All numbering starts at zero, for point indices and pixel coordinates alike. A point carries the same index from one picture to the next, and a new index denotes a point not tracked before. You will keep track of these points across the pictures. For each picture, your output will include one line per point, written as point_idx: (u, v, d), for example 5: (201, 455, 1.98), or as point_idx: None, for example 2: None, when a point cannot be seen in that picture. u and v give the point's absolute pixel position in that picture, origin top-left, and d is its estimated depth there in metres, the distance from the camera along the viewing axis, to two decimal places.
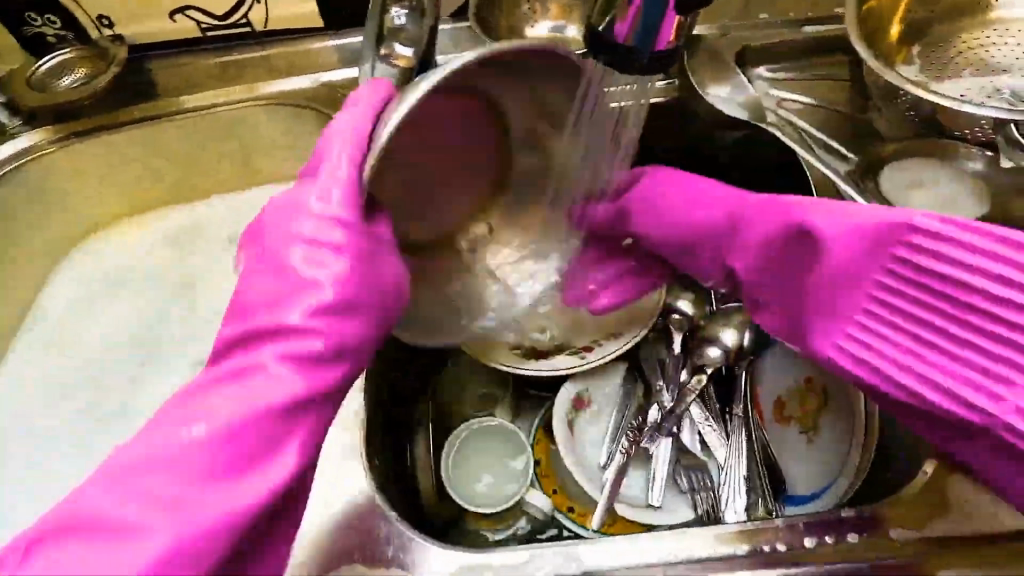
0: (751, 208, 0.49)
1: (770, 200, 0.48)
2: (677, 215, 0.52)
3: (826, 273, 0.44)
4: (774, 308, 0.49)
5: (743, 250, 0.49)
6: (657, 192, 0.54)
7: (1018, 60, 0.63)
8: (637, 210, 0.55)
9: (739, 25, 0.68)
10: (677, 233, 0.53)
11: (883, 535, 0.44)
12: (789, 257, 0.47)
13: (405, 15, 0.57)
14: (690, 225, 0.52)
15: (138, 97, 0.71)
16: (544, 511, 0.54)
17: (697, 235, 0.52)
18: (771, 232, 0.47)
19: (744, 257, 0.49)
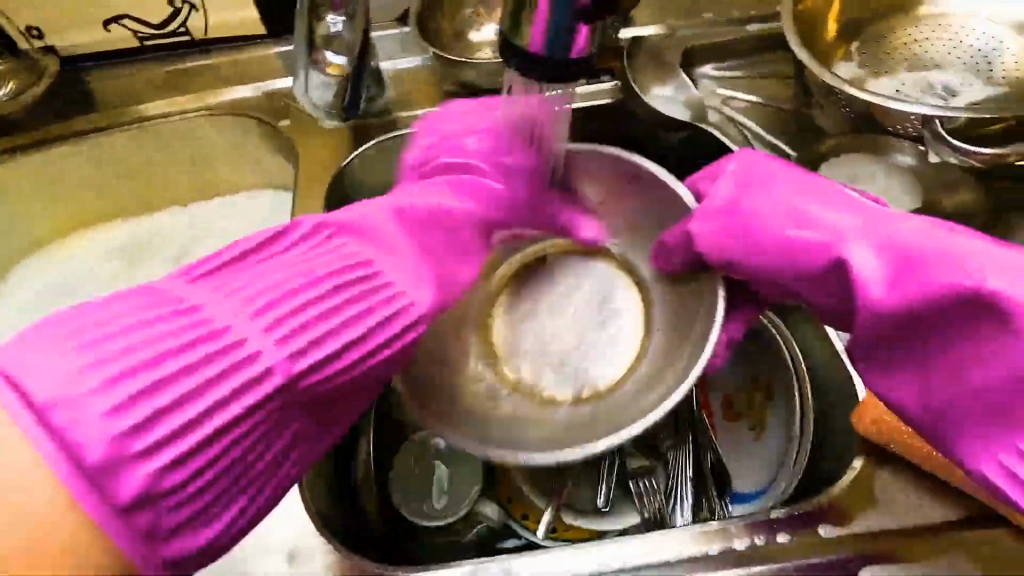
0: (911, 256, 0.40)
1: (929, 243, 0.40)
2: (789, 244, 0.44)
3: (1001, 349, 0.37)
4: (903, 373, 0.41)
5: (893, 300, 0.40)
6: (757, 203, 0.46)
7: (949, 56, 0.64)
8: (742, 220, 0.46)
9: (687, 22, 0.69)
10: (784, 264, 0.44)
11: (814, 531, 0.43)
12: (947, 328, 0.39)
13: (341, 23, 0.55)
14: (810, 257, 0.43)
15: (72, 108, 0.69)
16: (496, 520, 0.53)
17: (807, 262, 0.43)
18: (929, 286, 0.39)
19: (889, 308, 0.40)
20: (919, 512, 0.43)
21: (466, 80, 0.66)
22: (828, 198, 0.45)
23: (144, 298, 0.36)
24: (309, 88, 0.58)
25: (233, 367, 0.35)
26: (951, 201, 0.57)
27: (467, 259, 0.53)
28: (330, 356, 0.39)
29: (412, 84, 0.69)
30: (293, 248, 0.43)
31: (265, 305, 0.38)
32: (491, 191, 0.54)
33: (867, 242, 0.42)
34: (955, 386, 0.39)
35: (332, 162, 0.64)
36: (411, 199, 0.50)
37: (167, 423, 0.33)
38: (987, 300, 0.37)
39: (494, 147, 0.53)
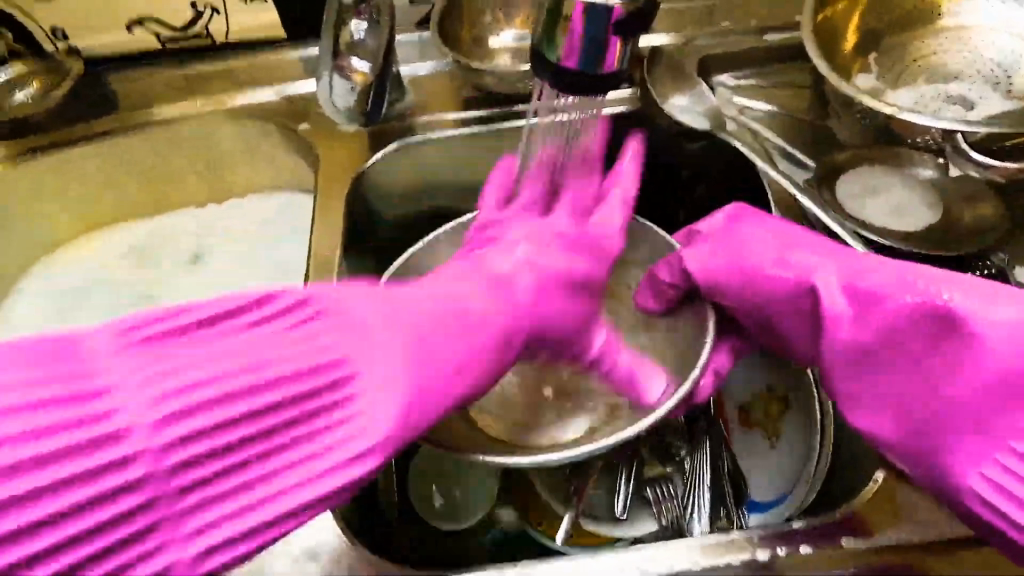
0: (878, 282, 0.42)
1: (893, 271, 0.43)
2: (763, 272, 0.47)
3: (966, 363, 0.39)
4: (880, 400, 0.41)
5: (863, 322, 0.42)
6: (734, 237, 0.49)
7: (967, 69, 0.64)
8: (720, 251, 0.49)
9: (706, 32, 0.69)
10: (765, 294, 0.47)
11: (835, 544, 0.43)
12: (913, 351, 0.41)
13: (364, 29, 0.56)
14: (786, 288, 0.46)
15: (96, 109, 0.70)
16: (513, 523, 0.54)
17: (777, 292, 0.46)
18: (895, 307, 0.41)
19: (857, 328, 0.42)
20: (937, 526, 0.43)
21: (485, 86, 0.67)
22: (796, 236, 0.48)
23: (41, 354, 0.32)
24: (333, 93, 0.58)
25: (117, 465, 0.31)
26: (970, 214, 0.56)
27: (482, 352, 0.44)
28: (223, 477, 0.33)
29: (430, 89, 0.69)
30: (270, 325, 0.38)
31: (174, 391, 0.33)
32: (541, 291, 0.50)
33: (827, 269, 0.44)
34: (927, 402, 0.39)
35: (351, 165, 0.65)
36: (436, 300, 0.44)
37: (73, 491, 0.30)
38: (943, 319, 0.40)
39: (545, 280, 0.50)
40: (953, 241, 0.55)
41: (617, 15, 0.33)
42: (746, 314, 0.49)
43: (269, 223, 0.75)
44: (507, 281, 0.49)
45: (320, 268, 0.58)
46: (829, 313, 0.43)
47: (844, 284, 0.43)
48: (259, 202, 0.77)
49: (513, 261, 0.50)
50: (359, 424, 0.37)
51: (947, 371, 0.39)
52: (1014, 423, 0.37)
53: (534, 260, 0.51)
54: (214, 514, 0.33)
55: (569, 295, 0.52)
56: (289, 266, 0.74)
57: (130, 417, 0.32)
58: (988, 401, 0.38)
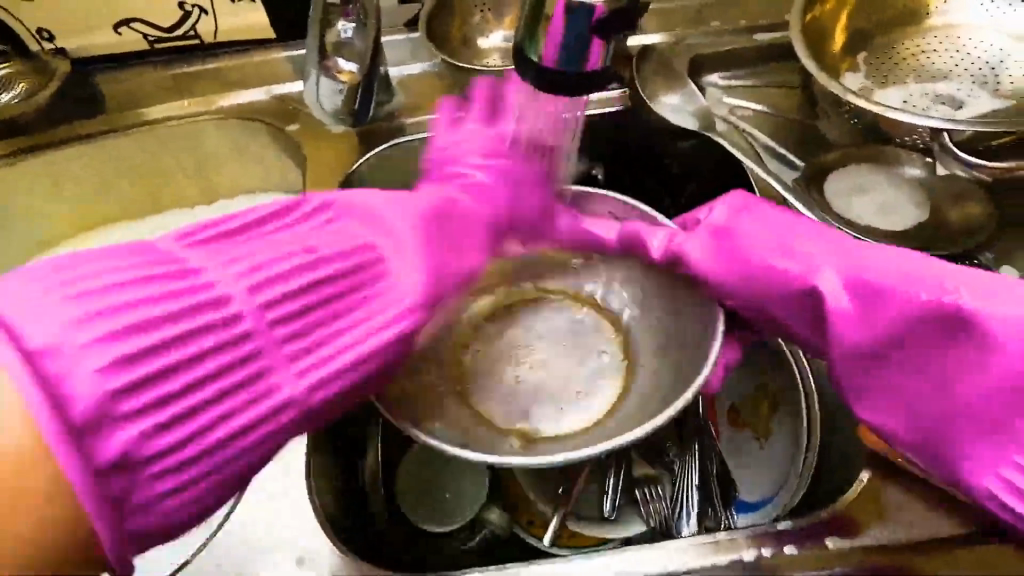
0: (883, 279, 0.41)
1: (903, 266, 0.42)
2: (761, 269, 0.45)
3: (978, 363, 0.38)
4: (886, 397, 0.41)
5: (867, 322, 0.41)
6: (731, 231, 0.47)
7: (955, 68, 0.64)
8: (719, 249, 0.47)
9: (697, 31, 0.69)
10: (767, 291, 0.45)
11: (821, 544, 0.43)
12: (923, 347, 0.40)
13: (352, 29, 0.56)
14: (789, 285, 0.44)
15: (81, 109, 0.69)
16: (503, 525, 0.53)
17: (781, 290, 0.45)
18: (906, 306, 0.40)
19: (863, 328, 0.41)
20: (923, 525, 0.43)
21: (474, 86, 0.66)
22: (795, 226, 0.47)
23: (129, 253, 0.34)
24: (321, 94, 0.58)
25: (219, 325, 0.33)
26: (958, 213, 0.56)
27: (478, 246, 0.46)
28: (314, 349, 0.36)
29: (420, 89, 0.69)
30: (307, 224, 0.41)
31: (267, 280, 0.35)
32: (505, 184, 0.48)
33: (832, 265, 0.43)
34: (936, 402, 0.39)
35: (340, 167, 0.65)
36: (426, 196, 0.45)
37: (158, 360, 0.32)
38: (954, 316, 0.39)
39: (509, 173, 0.49)
40: (940, 240, 0.55)
41: (599, 13, 0.33)
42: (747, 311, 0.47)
43: None
44: (473, 178, 0.48)
45: None
46: (836, 314, 0.42)
47: (849, 279, 0.42)
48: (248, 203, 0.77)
49: (472, 167, 0.49)
50: (391, 297, 0.39)
51: (957, 368, 0.39)
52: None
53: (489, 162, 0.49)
54: (303, 365, 0.35)
55: (537, 186, 0.50)
56: None
57: (222, 292, 0.34)
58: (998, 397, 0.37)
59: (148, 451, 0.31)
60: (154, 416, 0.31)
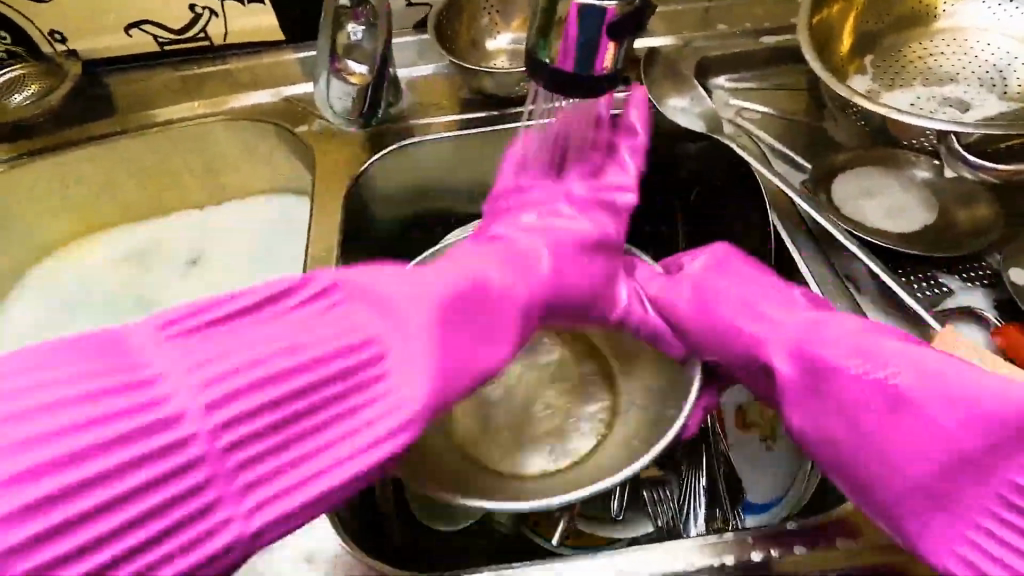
0: (827, 352, 0.43)
1: (852, 346, 0.43)
2: (728, 322, 0.50)
3: (918, 440, 0.38)
4: (837, 475, 0.42)
5: (810, 388, 0.44)
6: (709, 288, 0.52)
7: (963, 71, 0.64)
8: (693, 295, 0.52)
9: (704, 34, 0.69)
10: (726, 344, 0.50)
11: (830, 546, 0.43)
12: (867, 416, 0.41)
13: (362, 32, 0.56)
14: (747, 343, 0.48)
15: (92, 112, 0.70)
16: (508, 523, 0.53)
17: (737, 345, 0.49)
18: (845, 386, 0.42)
19: (807, 407, 0.44)
20: None
21: (483, 88, 0.67)
22: (771, 286, 0.51)
23: (94, 351, 0.34)
24: (332, 96, 0.59)
25: (160, 428, 0.33)
26: (966, 215, 0.56)
27: (508, 333, 0.47)
28: (292, 445, 0.36)
29: (429, 91, 0.69)
30: (299, 308, 0.40)
31: (217, 377, 0.35)
32: (561, 253, 0.52)
33: (788, 328, 0.47)
34: (869, 464, 0.40)
35: (348, 167, 0.65)
36: (480, 275, 0.48)
37: (115, 458, 0.32)
38: (894, 395, 0.40)
39: (574, 250, 0.52)
40: (947, 241, 0.55)
41: (610, 16, 0.34)
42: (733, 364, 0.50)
43: (268, 226, 0.76)
44: (525, 240, 0.52)
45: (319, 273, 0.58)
46: (784, 383, 0.45)
47: (797, 347, 0.46)
48: (259, 204, 0.77)
49: (527, 233, 0.53)
50: (389, 407, 0.39)
51: (895, 441, 0.39)
52: (977, 494, 0.36)
53: (555, 231, 0.53)
54: (297, 465, 0.36)
55: (584, 257, 0.53)
56: (287, 268, 0.74)
57: (178, 405, 0.33)
58: (929, 473, 0.38)
59: (231, 466, 0.34)
60: (113, 542, 0.31)
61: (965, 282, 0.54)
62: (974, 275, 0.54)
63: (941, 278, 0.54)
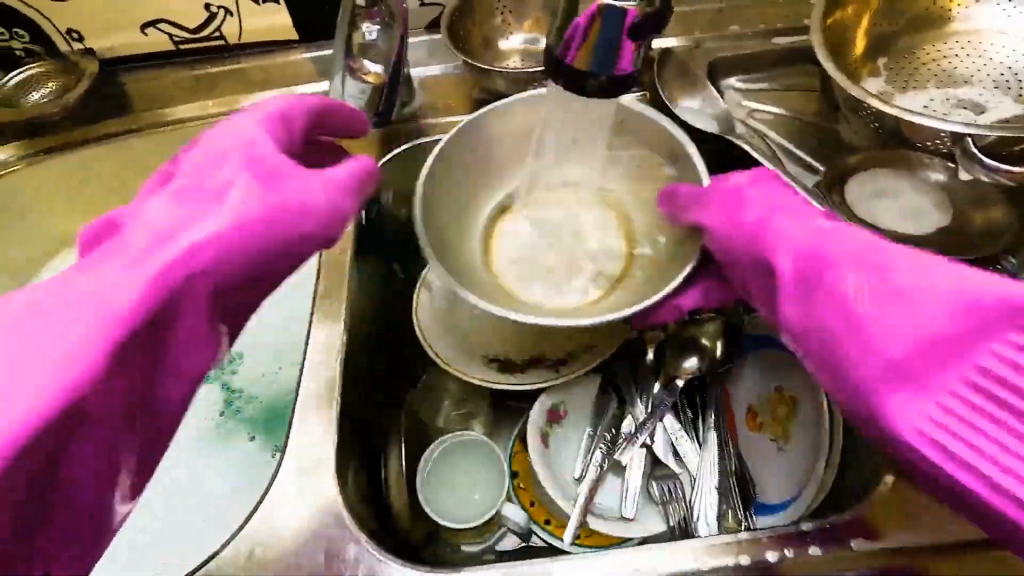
0: (832, 253, 0.40)
1: (858, 244, 0.40)
2: (752, 224, 0.46)
3: (901, 323, 0.36)
4: (817, 368, 0.40)
5: (802, 291, 0.41)
6: (733, 199, 0.48)
7: (978, 73, 0.64)
8: (718, 196, 0.49)
9: (714, 35, 0.69)
10: (735, 246, 0.47)
11: (846, 548, 0.43)
12: (859, 306, 0.38)
13: (376, 31, 0.57)
14: (754, 244, 0.46)
15: (108, 111, 0.71)
16: (520, 524, 0.54)
17: (740, 245, 0.47)
18: (843, 276, 0.39)
19: (798, 303, 0.41)
20: (950, 530, 0.43)
21: (496, 87, 0.67)
22: (784, 202, 0.46)
23: None
24: (346, 95, 0.58)
25: None
26: (981, 218, 0.56)
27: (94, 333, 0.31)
28: None
29: (441, 90, 0.70)
30: None
31: None
32: (199, 216, 0.37)
33: (793, 232, 0.43)
34: (854, 356, 0.37)
35: None
36: (98, 274, 0.33)
37: None
38: (890, 286, 0.37)
39: (198, 212, 0.37)
40: (962, 244, 0.55)
41: (629, 19, 0.34)
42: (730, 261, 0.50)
43: None
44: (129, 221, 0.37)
45: (333, 263, 0.56)
46: (780, 282, 0.42)
47: (802, 247, 0.42)
48: None
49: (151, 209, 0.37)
50: None
51: (882, 329, 0.36)
52: (947, 376, 0.35)
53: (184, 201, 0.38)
54: None
55: (217, 204, 0.37)
56: None
57: None
58: (907, 362, 0.35)
59: None
60: None
61: None
62: None
63: None
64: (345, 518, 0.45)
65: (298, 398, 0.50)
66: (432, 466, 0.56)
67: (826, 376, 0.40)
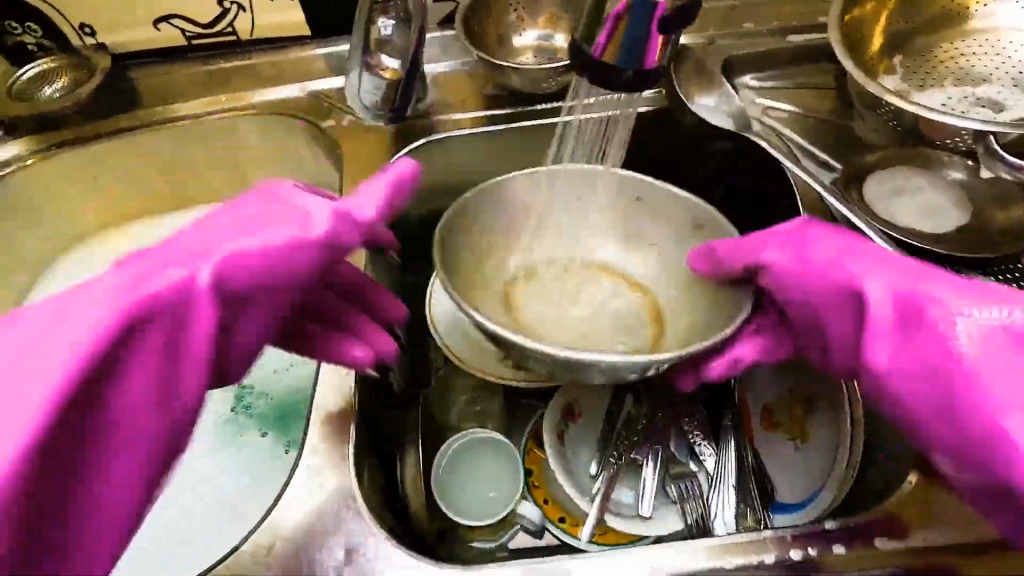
0: (933, 292, 0.38)
1: (960, 288, 0.39)
2: (828, 267, 0.42)
3: (1019, 377, 0.35)
4: (925, 414, 0.38)
5: (907, 335, 0.39)
6: (802, 239, 0.43)
7: (996, 71, 0.64)
8: (779, 241, 0.44)
9: (728, 32, 0.69)
10: (814, 286, 0.42)
11: (871, 546, 0.42)
12: (976, 351, 0.36)
13: (392, 26, 0.56)
14: (839, 282, 0.41)
15: (121, 105, 0.70)
16: (535, 522, 0.53)
17: (820, 284, 0.42)
18: (951, 323, 0.37)
19: (900, 346, 0.39)
20: (974, 529, 0.43)
21: (509, 84, 0.66)
22: (838, 238, 0.43)
23: None
24: (362, 90, 0.59)
25: None
26: (1003, 216, 0.56)
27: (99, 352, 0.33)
28: None
29: (454, 86, 0.70)
30: None
31: None
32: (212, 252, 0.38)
33: (880, 267, 0.40)
34: (975, 405, 0.36)
35: (374, 160, 0.65)
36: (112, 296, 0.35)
37: None
38: (1006, 332, 0.37)
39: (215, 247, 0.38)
40: (984, 243, 0.54)
41: (659, 13, 0.34)
42: (797, 313, 0.44)
43: None
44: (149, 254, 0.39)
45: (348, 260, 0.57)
46: (882, 322, 0.39)
47: (902, 284, 0.39)
48: None
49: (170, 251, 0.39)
50: None
51: (1002, 375, 0.35)
52: None
53: (204, 240, 0.39)
54: None
55: (231, 240, 0.39)
56: None
57: None
58: None
59: None
60: None
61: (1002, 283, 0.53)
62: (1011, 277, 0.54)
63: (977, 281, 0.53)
64: (364, 514, 0.44)
65: (315, 393, 0.49)
66: (447, 465, 0.56)
67: (938, 423, 0.37)
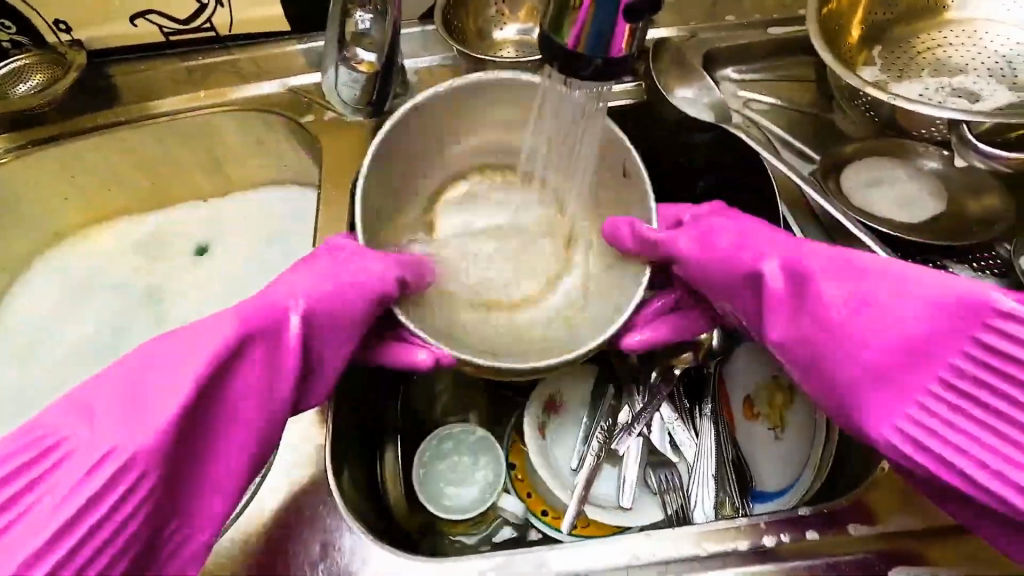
0: (810, 267, 0.42)
1: (834, 256, 0.42)
2: (718, 249, 0.47)
3: (876, 330, 0.38)
4: (805, 379, 0.42)
5: (787, 305, 0.43)
6: (706, 227, 0.49)
7: (973, 62, 0.64)
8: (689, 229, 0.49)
9: (709, 25, 0.69)
10: (712, 267, 0.47)
11: (844, 531, 0.43)
12: (845, 317, 0.40)
13: (369, 20, 0.56)
14: (730, 264, 0.46)
15: (98, 103, 0.69)
16: (518, 515, 0.54)
17: (717, 264, 0.47)
18: (819, 291, 0.41)
19: (783, 317, 0.43)
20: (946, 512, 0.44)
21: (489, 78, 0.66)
22: (742, 226, 0.47)
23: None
24: (339, 84, 0.59)
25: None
26: (977, 204, 0.56)
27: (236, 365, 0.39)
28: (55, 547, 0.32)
29: (434, 81, 0.69)
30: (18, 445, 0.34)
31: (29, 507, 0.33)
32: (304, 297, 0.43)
33: (768, 249, 0.45)
34: (842, 366, 0.39)
35: (355, 155, 0.65)
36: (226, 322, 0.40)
37: None
38: (874, 299, 0.39)
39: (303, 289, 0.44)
40: (960, 231, 0.54)
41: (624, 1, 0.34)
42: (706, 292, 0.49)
43: (275, 218, 0.76)
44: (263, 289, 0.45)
45: None
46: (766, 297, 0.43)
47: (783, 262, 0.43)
48: (269, 195, 0.77)
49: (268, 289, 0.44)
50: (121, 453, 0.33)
51: (866, 337, 0.38)
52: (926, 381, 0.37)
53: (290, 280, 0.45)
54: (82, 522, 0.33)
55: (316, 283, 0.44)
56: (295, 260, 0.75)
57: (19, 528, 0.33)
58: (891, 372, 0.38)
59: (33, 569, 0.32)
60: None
61: (976, 270, 0.54)
62: (985, 264, 0.54)
63: (952, 268, 0.54)
64: (343, 509, 0.44)
65: None
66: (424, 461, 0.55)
67: (816, 387, 0.41)
